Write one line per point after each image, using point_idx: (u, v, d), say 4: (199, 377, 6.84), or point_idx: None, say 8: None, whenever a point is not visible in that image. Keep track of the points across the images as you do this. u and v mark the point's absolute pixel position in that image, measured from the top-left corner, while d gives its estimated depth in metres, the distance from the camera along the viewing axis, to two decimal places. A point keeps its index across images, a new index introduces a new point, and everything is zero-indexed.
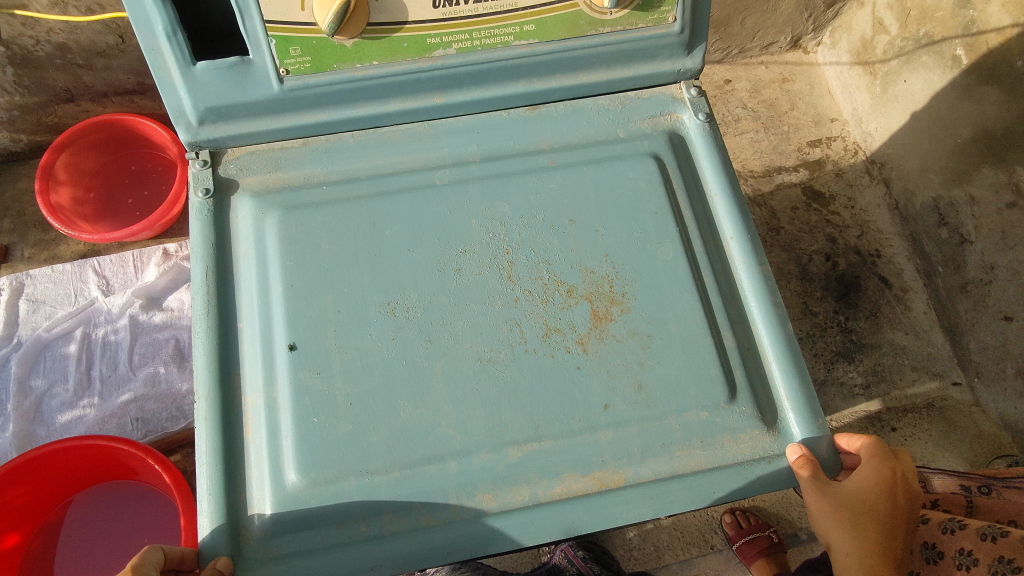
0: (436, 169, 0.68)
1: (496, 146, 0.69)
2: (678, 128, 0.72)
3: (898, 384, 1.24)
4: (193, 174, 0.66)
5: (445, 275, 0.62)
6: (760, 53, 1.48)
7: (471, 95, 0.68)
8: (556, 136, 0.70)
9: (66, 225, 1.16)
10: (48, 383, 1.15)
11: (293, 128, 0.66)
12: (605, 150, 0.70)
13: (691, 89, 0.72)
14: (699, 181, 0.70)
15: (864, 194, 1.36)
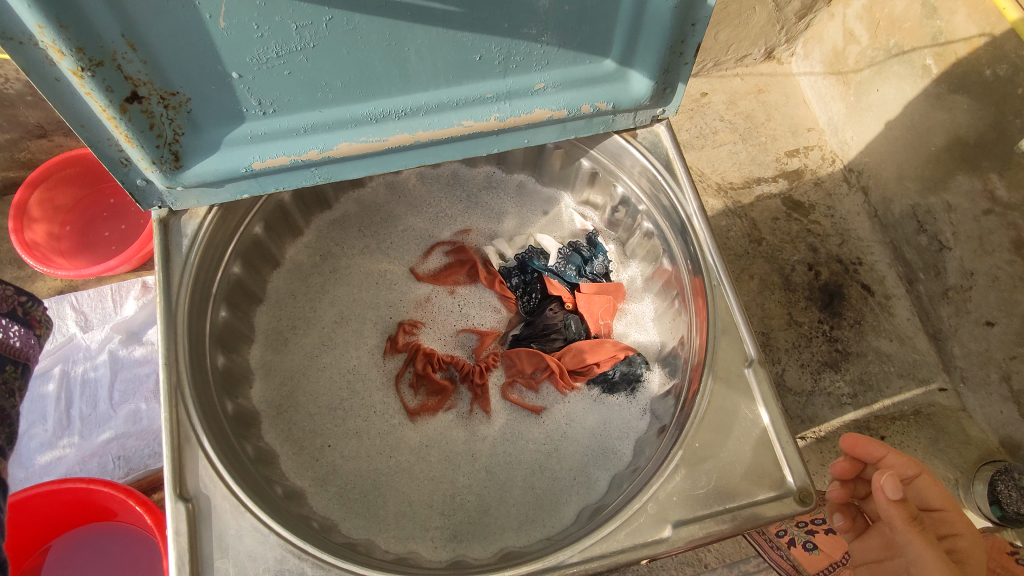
0: (374, 96, 0.69)
1: (437, 94, 0.71)
2: (615, 74, 0.76)
3: (885, 392, 1.25)
4: (140, 143, 0.65)
5: (350, 44, 0.63)
6: (735, 65, 1.48)
7: (421, 80, 0.70)
8: (495, 85, 0.73)
9: (41, 261, 1.14)
10: (26, 424, 1.12)
11: (246, 108, 0.67)
12: (537, 69, 0.72)
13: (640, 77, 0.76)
14: (631, 48, 0.74)
15: (843, 203, 1.37)
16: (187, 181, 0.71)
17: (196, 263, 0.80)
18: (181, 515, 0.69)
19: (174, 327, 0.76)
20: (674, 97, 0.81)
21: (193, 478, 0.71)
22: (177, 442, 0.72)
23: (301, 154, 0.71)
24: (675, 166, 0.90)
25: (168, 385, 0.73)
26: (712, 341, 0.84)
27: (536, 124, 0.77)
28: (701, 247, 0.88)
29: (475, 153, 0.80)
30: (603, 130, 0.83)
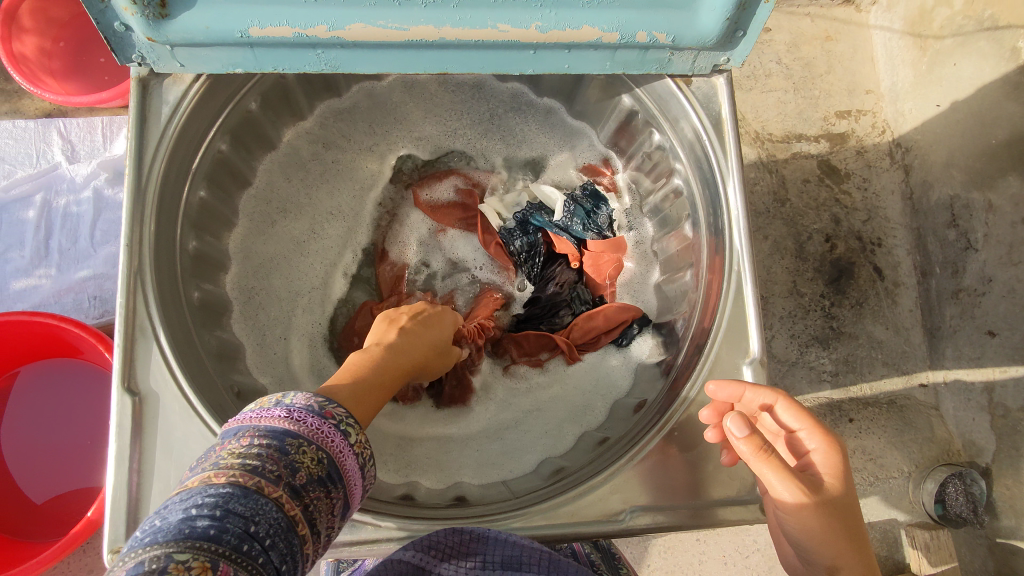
0: None
1: None
2: (679, 7, 0.67)
3: (865, 376, 1.23)
4: None
5: None
6: (809, 3, 1.35)
7: None
8: None
9: (28, 78, 1.08)
10: (4, 247, 1.09)
11: None
12: None
13: (708, 12, 0.67)
14: None
15: (880, 177, 1.29)
16: (172, 35, 0.64)
17: (175, 136, 0.75)
18: (126, 408, 0.69)
19: (141, 205, 0.73)
20: (743, 43, 0.72)
21: (143, 372, 0.71)
22: (130, 332, 0.71)
23: (306, 30, 0.63)
24: (724, 127, 0.82)
25: (127, 273, 0.71)
26: (716, 328, 0.80)
27: (581, 43, 0.68)
28: (732, 223, 0.81)
29: (506, 68, 0.72)
30: (655, 69, 0.74)
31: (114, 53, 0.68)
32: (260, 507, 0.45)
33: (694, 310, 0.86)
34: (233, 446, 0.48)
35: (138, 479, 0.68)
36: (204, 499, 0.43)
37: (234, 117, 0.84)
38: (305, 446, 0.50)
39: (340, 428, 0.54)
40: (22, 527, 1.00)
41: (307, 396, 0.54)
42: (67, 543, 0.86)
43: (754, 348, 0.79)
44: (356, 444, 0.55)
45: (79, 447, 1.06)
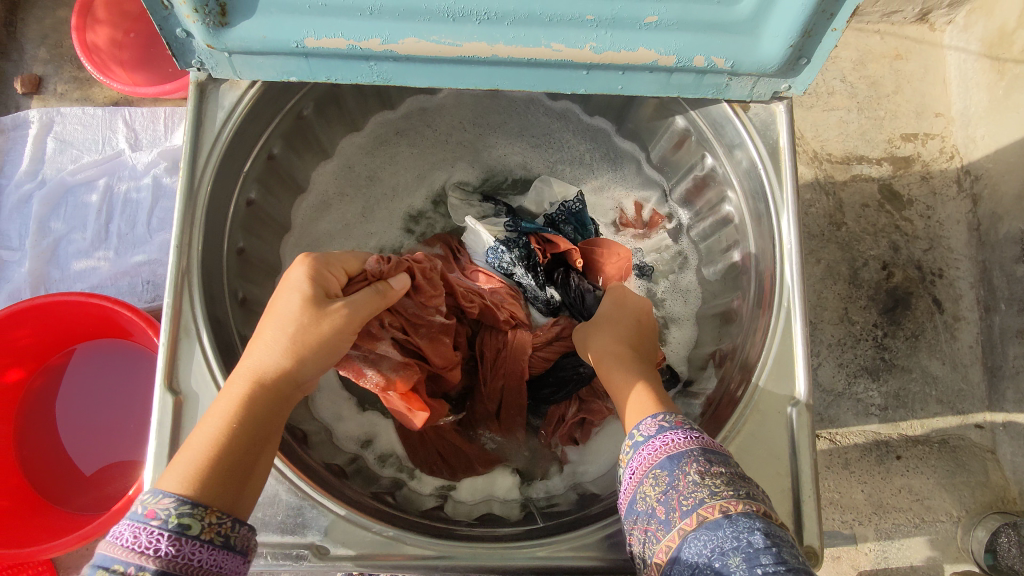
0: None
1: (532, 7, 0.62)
2: (740, 32, 0.66)
3: (917, 413, 1.17)
4: None
5: None
6: (879, 19, 1.29)
7: None
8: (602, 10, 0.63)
9: (98, 67, 1.11)
10: (67, 228, 1.14)
11: None
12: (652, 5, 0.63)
13: (771, 38, 0.66)
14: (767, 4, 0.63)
15: (945, 206, 1.23)
16: (231, 43, 0.65)
17: (226, 142, 0.77)
18: (167, 406, 0.70)
19: (194, 206, 0.75)
20: (806, 71, 0.70)
21: (185, 372, 0.72)
22: (175, 330, 0.72)
23: (360, 42, 0.64)
24: (781, 157, 0.80)
25: (176, 274, 0.73)
26: (761, 367, 0.77)
27: (636, 65, 0.67)
28: (783, 258, 0.79)
29: (557, 86, 0.71)
30: (711, 94, 0.73)
31: (174, 57, 0.69)
32: None
33: (738, 346, 0.84)
34: None
35: None
36: None
37: (286, 121, 0.86)
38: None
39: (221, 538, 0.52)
40: (70, 499, 1.05)
41: (159, 498, 0.51)
42: (108, 520, 0.88)
43: (799, 390, 0.76)
44: (204, 532, 0.51)
45: (128, 427, 1.10)
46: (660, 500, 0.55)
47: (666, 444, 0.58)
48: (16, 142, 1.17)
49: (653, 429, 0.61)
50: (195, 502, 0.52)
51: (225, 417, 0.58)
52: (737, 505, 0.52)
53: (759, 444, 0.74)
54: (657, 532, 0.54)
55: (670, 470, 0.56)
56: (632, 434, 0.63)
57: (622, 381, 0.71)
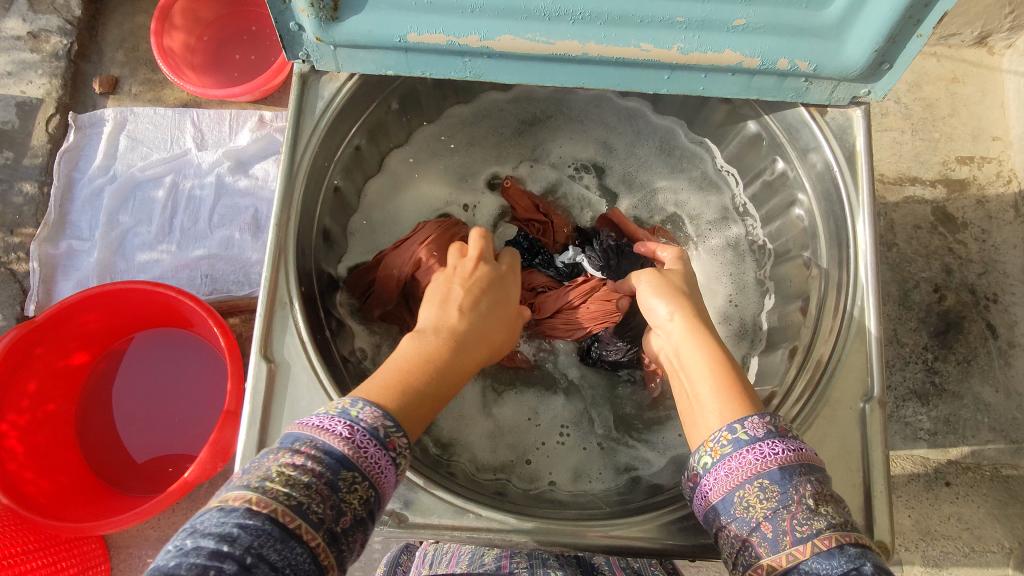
0: None
1: (625, 8, 0.65)
2: (825, 37, 0.67)
3: (967, 440, 1.15)
4: None
5: None
6: (936, 42, 1.29)
7: None
8: (690, 13, 0.65)
9: (173, 70, 1.16)
10: (134, 221, 1.20)
11: None
12: (739, 7, 0.65)
13: (857, 44, 0.67)
14: (855, 10, 0.65)
15: (1001, 230, 1.21)
16: (338, 37, 0.68)
17: (325, 128, 0.81)
18: (261, 374, 0.72)
19: (291, 191, 0.78)
20: (887, 76, 0.71)
21: (280, 342, 0.74)
22: (271, 302, 0.75)
23: (461, 38, 0.67)
24: (857, 161, 0.82)
25: (275, 250, 0.76)
26: (834, 363, 0.78)
27: (720, 66, 0.69)
28: (856, 256, 0.80)
29: (640, 85, 0.73)
30: (791, 98, 0.74)
31: (284, 49, 0.73)
32: (293, 557, 0.45)
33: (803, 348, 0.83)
34: (286, 461, 0.50)
35: (265, 443, 0.70)
36: (239, 534, 0.43)
37: (370, 118, 0.91)
38: (356, 479, 0.51)
39: (396, 459, 0.55)
40: (126, 481, 1.09)
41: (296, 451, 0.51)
42: (166, 499, 0.91)
43: (872, 388, 0.76)
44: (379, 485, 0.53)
45: (187, 414, 1.14)
46: (768, 516, 0.53)
47: (776, 454, 0.56)
48: (91, 139, 1.23)
49: (760, 432, 0.57)
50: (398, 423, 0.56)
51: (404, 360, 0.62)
52: (845, 538, 0.51)
53: (832, 439, 0.75)
54: (759, 547, 0.53)
55: (784, 488, 0.54)
56: (733, 428, 0.58)
57: (701, 366, 0.66)
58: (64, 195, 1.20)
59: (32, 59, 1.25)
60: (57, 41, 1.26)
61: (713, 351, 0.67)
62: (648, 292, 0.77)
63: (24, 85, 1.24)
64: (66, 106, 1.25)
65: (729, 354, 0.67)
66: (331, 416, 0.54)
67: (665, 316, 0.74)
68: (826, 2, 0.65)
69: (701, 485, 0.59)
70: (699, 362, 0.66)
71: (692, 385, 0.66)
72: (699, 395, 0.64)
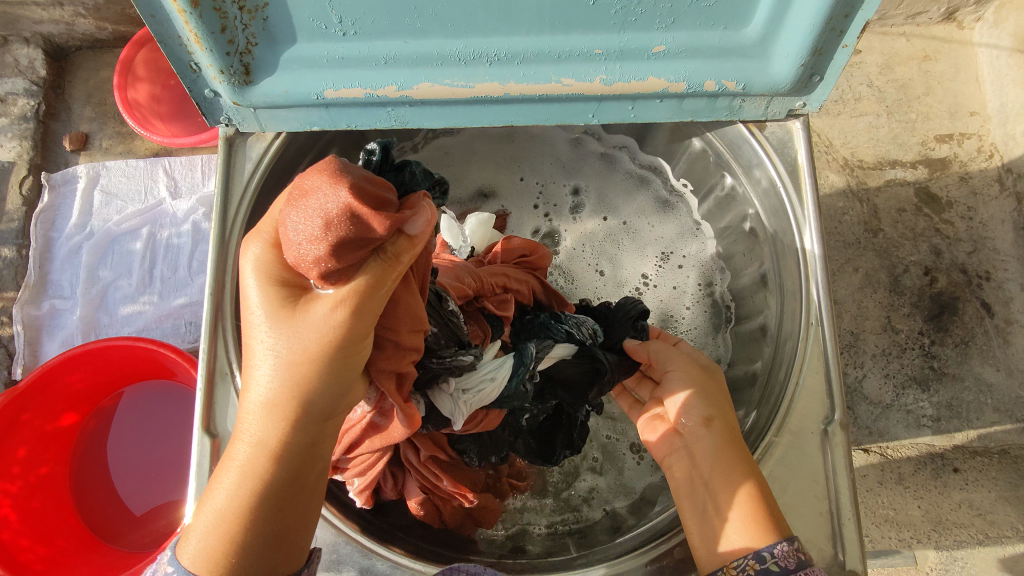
0: (468, 36, 0.64)
1: (541, 46, 0.65)
2: (751, 55, 0.66)
3: (973, 423, 1.12)
4: (207, 52, 0.62)
5: None
6: (904, 22, 1.27)
7: (524, 28, 0.63)
8: (608, 43, 0.65)
9: (139, 122, 1.16)
10: (114, 275, 1.19)
11: (331, 32, 0.63)
12: (652, 36, 0.64)
13: (784, 59, 0.66)
14: (778, 26, 0.64)
15: (987, 206, 1.19)
16: (255, 99, 0.67)
17: (255, 190, 0.80)
18: (205, 449, 0.72)
19: (224, 256, 0.78)
20: (820, 88, 0.70)
21: (222, 416, 0.74)
22: (212, 375, 0.75)
23: (377, 89, 0.66)
24: (800, 175, 0.81)
25: (211, 318, 0.76)
26: (791, 391, 0.77)
27: (646, 94, 0.68)
28: (807, 275, 0.79)
29: (570, 120, 0.72)
30: (725, 116, 0.73)
31: (204, 115, 0.72)
32: None
33: (768, 365, 0.84)
34: None
35: None
36: None
37: (316, 163, 0.91)
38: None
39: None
40: (127, 536, 1.08)
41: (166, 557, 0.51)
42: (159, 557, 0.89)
43: (833, 410, 0.75)
44: None
45: (178, 467, 1.13)
46: None
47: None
48: (66, 197, 1.23)
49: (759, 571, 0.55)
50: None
51: (230, 514, 0.48)
52: None
53: (804, 453, 0.75)
54: None
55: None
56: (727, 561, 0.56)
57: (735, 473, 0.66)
58: (43, 256, 1.20)
59: None
60: (24, 103, 1.26)
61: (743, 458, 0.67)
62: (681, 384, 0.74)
63: None
64: (38, 167, 1.26)
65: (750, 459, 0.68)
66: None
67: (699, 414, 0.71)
68: (744, 20, 0.64)
69: None
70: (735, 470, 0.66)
71: (712, 503, 0.66)
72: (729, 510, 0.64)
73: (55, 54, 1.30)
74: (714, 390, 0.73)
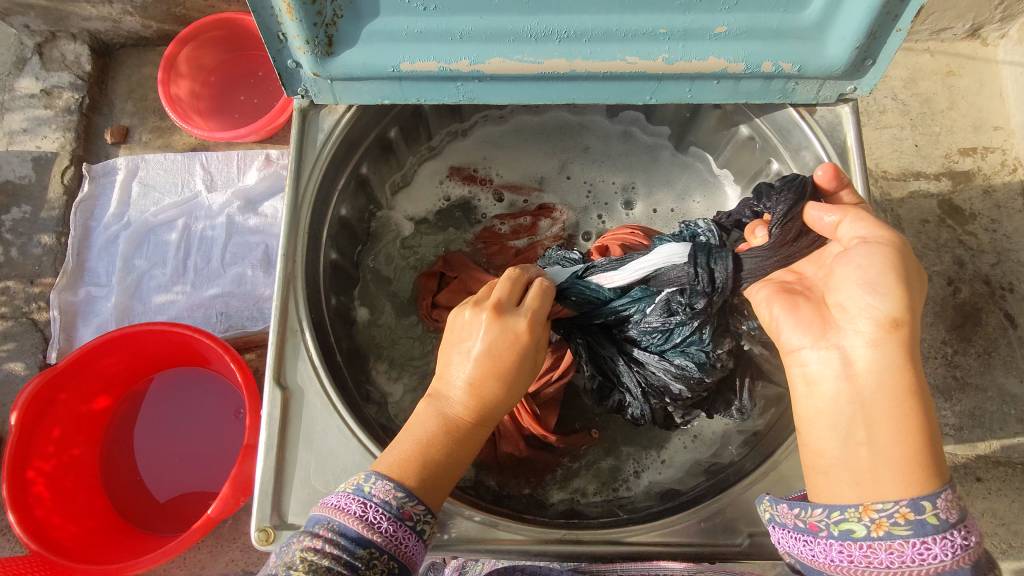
0: (541, 13, 0.66)
1: (611, 25, 0.67)
2: (807, 39, 0.69)
3: (995, 433, 1.12)
4: (296, 24, 0.65)
5: None
6: (929, 38, 1.30)
7: (596, 8, 0.66)
8: (673, 23, 0.67)
9: (181, 116, 1.20)
10: (149, 265, 1.22)
11: (412, 7, 0.66)
12: (717, 16, 0.66)
13: (839, 42, 0.68)
14: (837, 11, 0.66)
15: (1011, 219, 1.20)
16: (335, 71, 0.70)
17: (327, 159, 0.84)
18: (276, 400, 0.75)
19: (298, 222, 0.81)
20: (870, 72, 0.72)
21: (292, 368, 0.77)
22: (283, 329, 0.78)
23: (452, 62, 0.69)
24: (850, 157, 0.83)
25: (283, 279, 0.79)
26: None
27: (706, 74, 0.71)
28: None
29: (630, 97, 0.75)
30: (779, 99, 0.75)
31: (283, 86, 0.76)
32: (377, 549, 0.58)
33: None
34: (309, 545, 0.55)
35: (283, 464, 0.73)
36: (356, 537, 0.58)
37: (377, 145, 0.95)
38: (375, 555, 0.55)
39: (417, 526, 0.59)
40: (151, 521, 1.09)
41: (387, 487, 0.59)
42: (189, 537, 0.91)
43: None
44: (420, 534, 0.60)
45: (212, 452, 1.15)
46: None
47: (962, 551, 0.49)
48: (105, 188, 1.27)
49: (952, 515, 0.50)
50: (412, 493, 0.60)
51: (418, 455, 0.63)
52: None
53: None
54: None
55: None
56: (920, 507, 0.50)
57: (893, 421, 0.53)
58: (80, 244, 1.23)
59: (45, 115, 1.29)
60: (69, 96, 1.30)
61: (913, 398, 0.53)
62: (865, 279, 0.54)
63: (38, 140, 1.28)
64: (79, 157, 1.29)
65: (920, 392, 0.53)
66: (346, 495, 0.59)
67: (880, 318, 0.53)
68: (805, 5, 0.66)
69: (839, 542, 0.53)
70: (882, 416, 0.53)
71: (861, 441, 0.54)
72: (869, 461, 0.53)
73: (100, 50, 1.34)
74: (911, 294, 0.53)
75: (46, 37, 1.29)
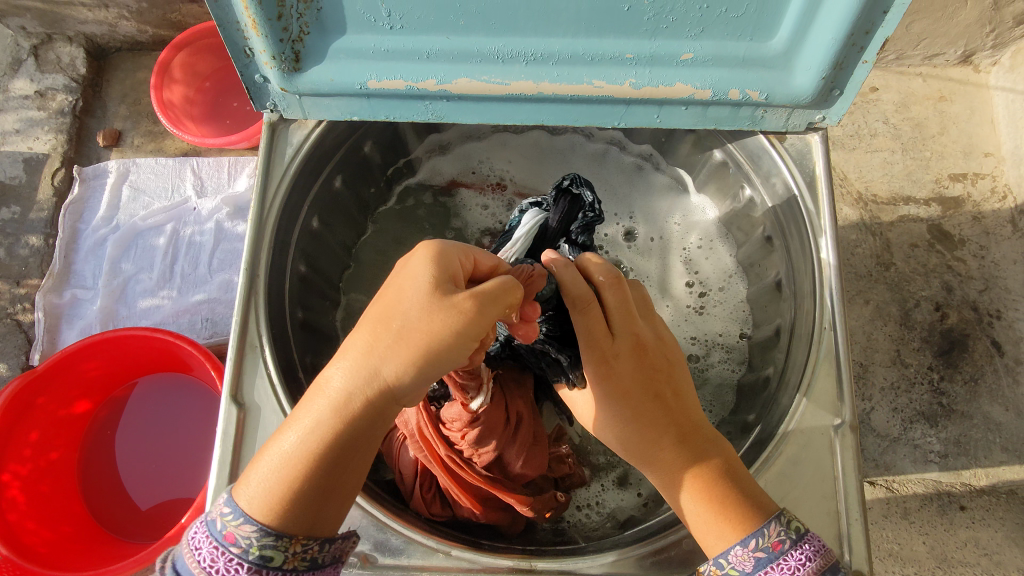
0: (507, 34, 0.67)
1: (577, 48, 0.68)
2: (775, 67, 0.69)
3: (980, 461, 1.11)
4: (262, 39, 0.65)
5: None
6: (921, 62, 1.30)
7: (562, 30, 0.66)
8: (639, 48, 0.68)
9: (172, 121, 1.20)
10: (136, 269, 1.22)
11: (379, 24, 0.66)
12: (682, 42, 0.67)
13: (805, 71, 0.68)
14: (801, 40, 0.67)
15: (999, 245, 1.20)
16: (302, 86, 0.71)
17: (292, 177, 0.84)
18: (231, 417, 0.74)
19: (262, 234, 0.81)
20: (838, 102, 0.73)
21: (249, 384, 0.77)
22: (242, 346, 0.78)
23: (418, 81, 0.69)
24: (818, 187, 0.84)
25: (244, 293, 0.79)
26: (806, 382, 0.78)
27: (672, 99, 0.71)
28: (822, 285, 0.81)
29: (600, 121, 0.75)
30: (748, 126, 0.75)
31: (251, 100, 0.76)
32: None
33: (782, 367, 0.86)
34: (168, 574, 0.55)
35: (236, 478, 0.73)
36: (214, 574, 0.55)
37: (348, 154, 0.95)
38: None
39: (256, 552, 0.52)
40: (126, 527, 1.08)
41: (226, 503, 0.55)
42: (160, 547, 0.90)
43: (843, 411, 0.77)
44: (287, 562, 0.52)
45: (189, 460, 1.13)
46: None
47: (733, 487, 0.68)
48: (95, 190, 1.27)
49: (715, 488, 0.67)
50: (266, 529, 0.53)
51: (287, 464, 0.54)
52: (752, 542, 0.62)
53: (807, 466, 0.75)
54: None
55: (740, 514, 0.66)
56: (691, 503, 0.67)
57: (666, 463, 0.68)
58: (68, 246, 1.23)
59: (39, 117, 1.29)
60: (63, 98, 1.30)
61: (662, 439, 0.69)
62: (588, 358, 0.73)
63: (31, 141, 1.28)
64: (71, 160, 1.29)
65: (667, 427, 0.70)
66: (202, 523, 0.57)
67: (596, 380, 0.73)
68: (770, 33, 0.67)
69: None
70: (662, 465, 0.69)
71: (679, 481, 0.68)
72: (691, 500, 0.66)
73: (96, 54, 1.35)
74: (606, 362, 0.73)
75: (42, 39, 1.30)
